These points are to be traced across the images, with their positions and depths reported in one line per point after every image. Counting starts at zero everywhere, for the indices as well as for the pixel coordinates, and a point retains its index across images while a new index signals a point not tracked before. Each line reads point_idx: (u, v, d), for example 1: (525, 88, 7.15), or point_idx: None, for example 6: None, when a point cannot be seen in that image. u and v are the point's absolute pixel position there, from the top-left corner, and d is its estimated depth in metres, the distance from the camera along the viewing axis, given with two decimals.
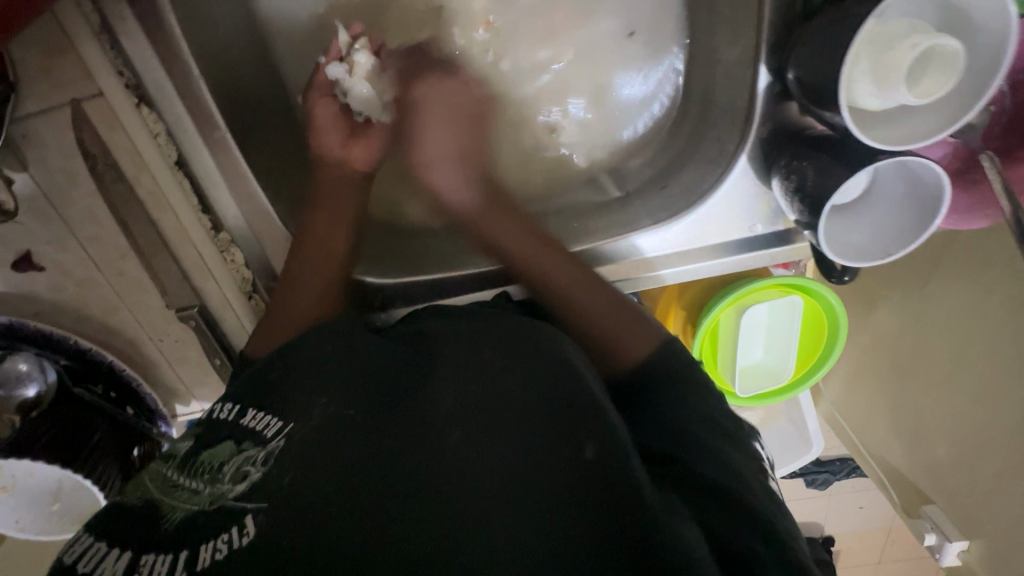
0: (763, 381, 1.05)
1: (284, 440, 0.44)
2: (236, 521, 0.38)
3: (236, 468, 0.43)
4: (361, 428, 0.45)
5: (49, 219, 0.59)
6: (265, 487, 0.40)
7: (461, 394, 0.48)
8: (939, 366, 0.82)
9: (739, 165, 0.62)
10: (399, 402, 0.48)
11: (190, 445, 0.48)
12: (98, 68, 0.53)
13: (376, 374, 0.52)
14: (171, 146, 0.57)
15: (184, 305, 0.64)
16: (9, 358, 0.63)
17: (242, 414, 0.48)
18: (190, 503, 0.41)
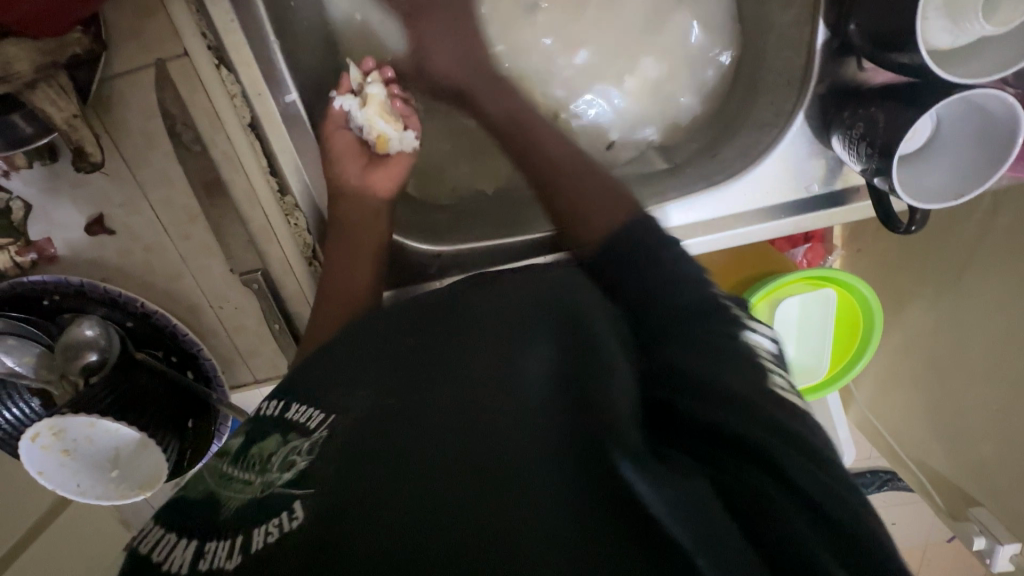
0: (803, 379, 1.03)
1: (328, 431, 0.44)
2: (286, 507, 0.38)
3: (285, 456, 0.44)
4: (387, 417, 0.43)
5: (125, 178, 0.61)
6: (313, 474, 0.40)
7: (466, 370, 0.44)
8: (979, 358, 0.81)
9: (798, 123, 0.63)
10: (425, 380, 0.45)
11: (241, 441, 0.48)
12: (185, 29, 0.56)
13: (411, 352, 0.49)
14: (246, 108, 0.59)
15: (248, 269, 0.65)
16: (76, 322, 0.64)
17: (287, 408, 0.48)
18: (244, 493, 0.42)
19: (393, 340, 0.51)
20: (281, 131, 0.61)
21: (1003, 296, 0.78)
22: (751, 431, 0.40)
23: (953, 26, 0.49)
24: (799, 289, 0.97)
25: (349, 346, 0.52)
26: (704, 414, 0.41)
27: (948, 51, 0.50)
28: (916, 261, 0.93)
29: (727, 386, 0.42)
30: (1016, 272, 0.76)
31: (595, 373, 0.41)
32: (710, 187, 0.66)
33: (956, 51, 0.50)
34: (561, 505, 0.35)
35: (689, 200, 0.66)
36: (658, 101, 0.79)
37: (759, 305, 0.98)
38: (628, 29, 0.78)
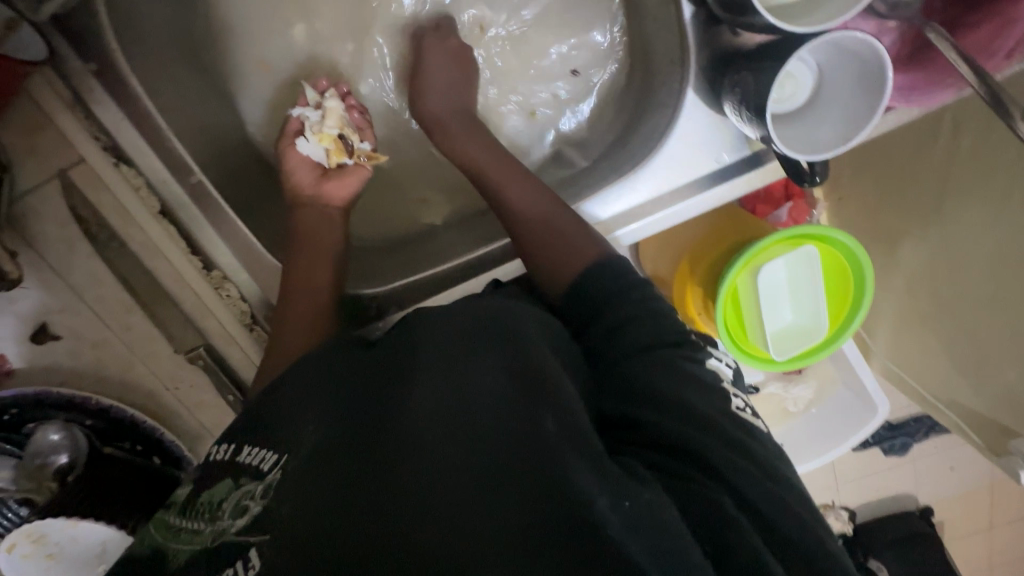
0: (798, 341, 0.96)
1: (280, 471, 0.45)
2: (243, 555, 0.40)
3: (235, 502, 0.45)
4: (340, 450, 0.43)
5: (57, 286, 0.63)
6: (263, 521, 0.41)
7: (425, 385, 0.44)
8: (981, 288, 0.78)
9: (689, 98, 0.63)
10: (380, 405, 0.45)
11: (190, 490, 0.50)
12: (78, 136, 0.59)
13: (359, 380, 0.50)
14: (154, 197, 0.62)
15: (191, 346, 0.67)
16: (42, 430, 0.66)
17: (237, 451, 0.49)
18: (195, 543, 0.44)
19: (353, 369, 0.52)
20: (192, 210, 0.63)
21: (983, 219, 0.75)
22: (709, 443, 0.42)
23: None
24: (776, 252, 0.94)
25: (296, 374, 0.53)
26: (669, 426, 0.43)
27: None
28: (892, 200, 0.90)
29: (679, 390, 0.46)
30: (992, 192, 0.73)
31: (555, 392, 0.42)
32: (623, 176, 0.65)
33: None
34: (518, 517, 0.35)
35: (604, 194, 0.65)
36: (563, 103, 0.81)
37: (741, 274, 0.96)
38: (526, 41, 0.80)
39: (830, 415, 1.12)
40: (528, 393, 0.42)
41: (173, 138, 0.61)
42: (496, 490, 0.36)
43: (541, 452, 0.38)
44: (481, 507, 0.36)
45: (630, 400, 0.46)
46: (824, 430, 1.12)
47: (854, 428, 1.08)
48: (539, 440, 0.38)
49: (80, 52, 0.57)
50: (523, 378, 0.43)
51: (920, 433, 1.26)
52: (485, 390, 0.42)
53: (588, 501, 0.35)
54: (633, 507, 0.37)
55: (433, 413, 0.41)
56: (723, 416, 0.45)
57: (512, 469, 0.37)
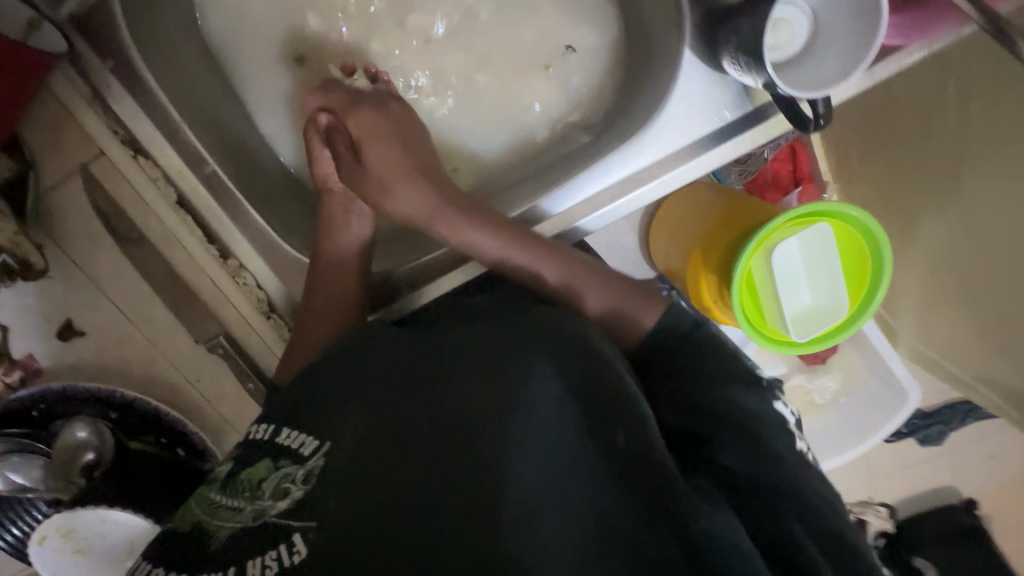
0: (819, 324, 0.90)
1: (322, 459, 0.49)
2: (284, 539, 0.44)
3: (275, 484, 0.49)
4: (395, 444, 0.47)
5: (80, 280, 0.65)
6: (310, 508, 0.46)
7: (490, 389, 0.48)
8: None
9: (686, 58, 0.64)
10: (437, 399, 0.49)
11: (229, 467, 0.53)
12: (98, 131, 0.61)
13: (410, 371, 0.53)
14: (170, 187, 0.64)
15: (210, 335, 0.68)
16: (68, 426, 0.67)
17: (276, 433, 0.53)
18: (233, 521, 0.48)
19: (399, 358, 0.54)
20: (207, 198, 0.64)
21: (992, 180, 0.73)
22: (746, 468, 0.51)
23: None
24: (789, 231, 0.89)
25: (338, 363, 0.56)
26: (723, 451, 0.52)
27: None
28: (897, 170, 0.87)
29: (728, 413, 0.54)
30: None
31: (624, 412, 0.47)
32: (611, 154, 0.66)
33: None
34: (581, 521, 0.42)
35: (608, 160, 0.66)
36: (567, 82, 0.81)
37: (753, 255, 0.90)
38: None
39: (861, 403, 1.09)
40: (591, 411, 0.47)
41: (185, 130, 0.62)
42: (558, 496, 0.43)
43: (601, 468, 0.44)
44: (547, 510, 0.42)
45: (699, 420, 0.55)
46: (860, 420, 1.09)
47: (888, 415, 1.06)
48: (601, 457, 0.45)
49: (96, 50, 0.60)
50: (588, 398, 0.48)
51: (956, 422, 1.17)
52: (552, 405, 0.47)
53: (646, 513, 0.42)
54: (690, 521, 0.42)
55: (500, 420, 0.46)
56: (764, 440, 0.53)
57: (577, 481, 0.44)
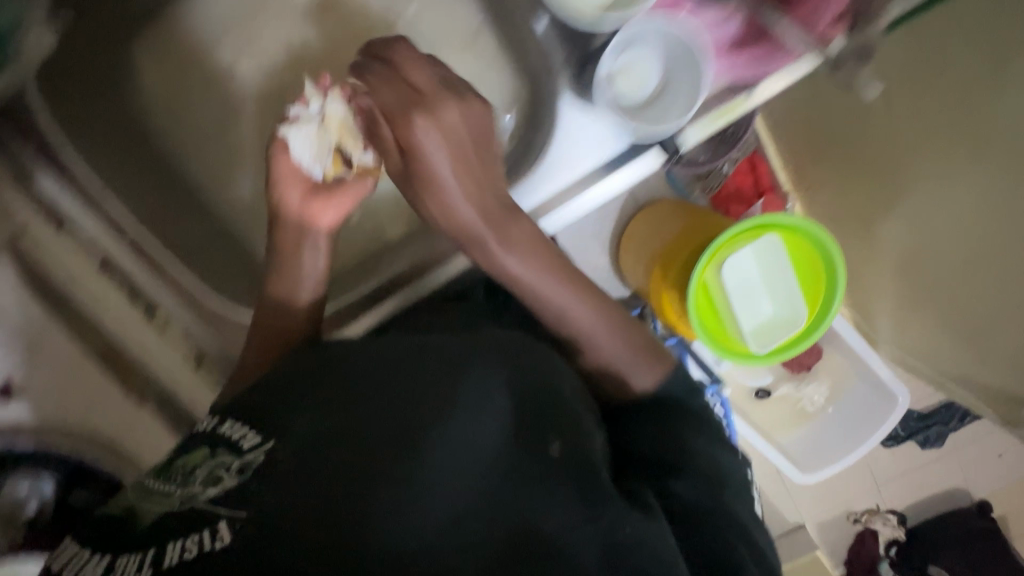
0: (778, 332, 0.92)
1: (261, 452, 0.47)
2: (209, 525, 0.42)
3: (208, 471, 0.47)
4: (333, 436, 0.45)
5: (10, 339, 0.69)
6: (242, 496, 0.43)
7: (436, 390, 0.47)
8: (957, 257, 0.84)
9: (562, 96, 0.68)
10: (375, 398, 0.48)
11: (173, 452, 0.52)
12: (23, 213, 0.69)
13: (362, 369, 0.51)
14: (90, 255, 0.70)
15: (143, 389, 0.73)
16: (9, 483, 0.68)
17: (221, 423, 0.51)
18: (163, 504, 0.46)
19: (357, 357, 0.53)
20: (133, 264, 0.72)
21: (954, 184, 0.82)
22: (684, 489, 0.53)
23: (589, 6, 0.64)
24: (739, 241, 0.92)
25: (291, 368, 0.55)
26: (666, 478, 0.54)
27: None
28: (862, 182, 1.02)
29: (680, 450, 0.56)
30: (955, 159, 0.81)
31: (569, 429, 0.49)
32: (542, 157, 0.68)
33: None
34: (497, 519, 0.42)
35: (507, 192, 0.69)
36: None
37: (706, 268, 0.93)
38: None
39: (852, 409, 1.19)
40: (536, 424, 0.47)
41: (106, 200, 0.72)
42: (486, 497, 0.42)
43: (532, 473, 0.44)
44: (472, 510, 0.41)
45: (657, 455, 0.56)
46: (849, 425, 1.19)
47: (881, 419, 1.15)
48: (534, 463, 0.45)
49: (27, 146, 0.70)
50: (533, 410, 0.48)
51: (952, 422, 1.32)
52: (494, 414, 0.46)
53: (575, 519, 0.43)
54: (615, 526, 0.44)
55: (443, 416, 0.45)
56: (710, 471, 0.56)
57: (508, 484, 0.43)
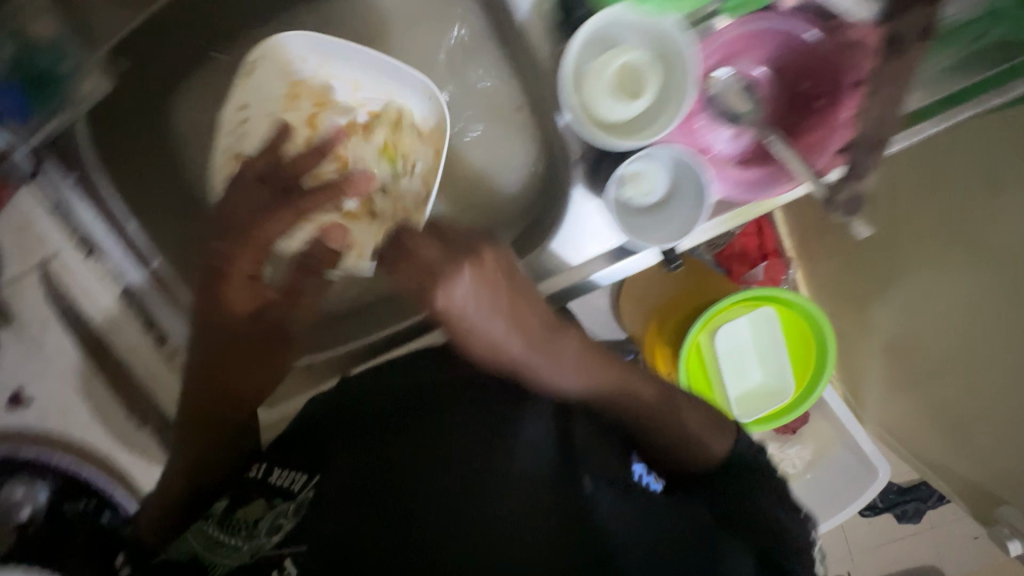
0: (762, 399, 1.14)
1: (310, 490, 0.61)
2: (278, 564, 0.54)
3: (270, 521, 0.60)
4: (361, 502, 0.56)
5: (44, 342, 0.73)
6: (297, 535, 0.56)
7: (459, 473, 0.56)
8: (942, 357, 0.89)
9: (576, 187, 0.67)
10: (392, 500, 0.56)
11: (224, 503, 0.66)
12: (52, 237, 0.70)
13: (384, 431, 0.63)
14: (115, 283, 0.73)
15: (148, 412, 0.76)
16: (8, 486, 0.75)
17: (269, 473, 0.65)
18: (233, 557, 0.58)
19: (383, 415, 0.66)
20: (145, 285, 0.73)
21: (941, 282, 0.85)
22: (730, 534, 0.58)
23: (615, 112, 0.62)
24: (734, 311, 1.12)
25: (344, 410, 0.69)
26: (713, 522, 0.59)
27: (639, 65, 0.63)
28: (856, 267, 1.06)
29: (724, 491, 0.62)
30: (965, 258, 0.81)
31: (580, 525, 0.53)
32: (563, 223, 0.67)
33: (651, 68, 0.62)
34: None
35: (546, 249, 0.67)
36: (495, 166, 0.80)
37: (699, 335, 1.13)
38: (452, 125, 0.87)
39: (829, 475, 1.21)
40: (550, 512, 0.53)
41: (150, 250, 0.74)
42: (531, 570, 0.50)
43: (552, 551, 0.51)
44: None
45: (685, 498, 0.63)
46: (829, 493, 1.21)
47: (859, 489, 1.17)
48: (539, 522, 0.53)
49: (66, 169, 0.70)
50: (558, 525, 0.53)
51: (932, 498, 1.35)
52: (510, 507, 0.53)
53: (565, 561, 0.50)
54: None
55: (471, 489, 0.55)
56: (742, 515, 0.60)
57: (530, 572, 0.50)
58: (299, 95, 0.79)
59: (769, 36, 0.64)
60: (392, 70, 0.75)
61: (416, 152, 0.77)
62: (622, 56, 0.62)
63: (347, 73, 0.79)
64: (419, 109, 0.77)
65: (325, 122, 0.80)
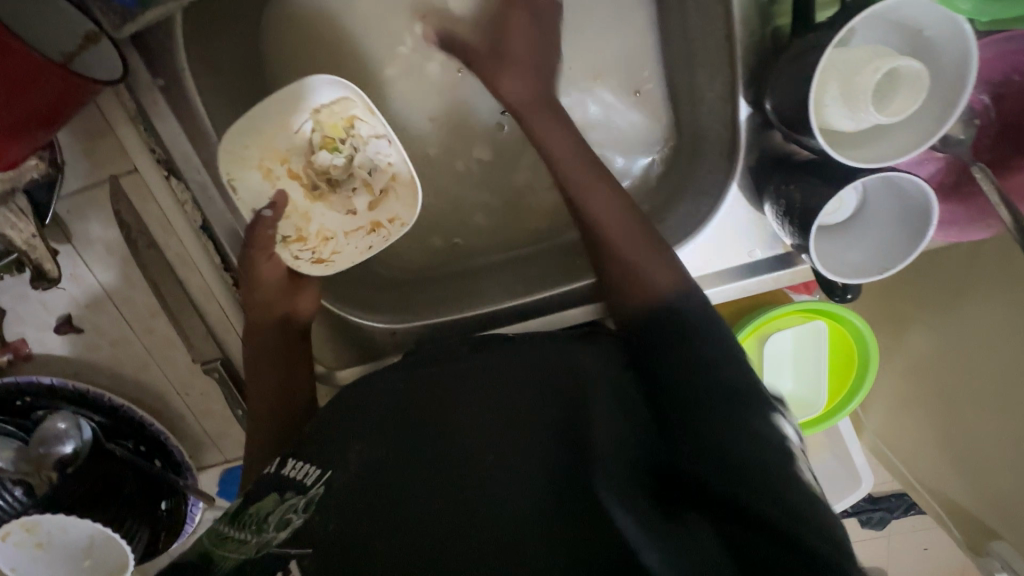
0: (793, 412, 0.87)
1: (323, 488, 0.49)
2: (284, 567, 0.46)
3: (280, 516, 0.49)
4: (384, 435, 0.50)
5: (106, 266, 0.63)
6: (307, 535, 0.47)
7: (481, 415, 0.49)
8: (964, 380, 0.72)
9: (731, 192, 0.63)
10: (410, 431, 0.50)
11: (240, 500, 0.52)
12: (134, 147, 0.59)
13: (425, 377, 0.55)
14: (197, 212, 0.62)
15: (208, 358, 0.66)
16: (50, 417, 0.67)
17: (283, 465, 0.52)
18: (239, 552, 0.48)
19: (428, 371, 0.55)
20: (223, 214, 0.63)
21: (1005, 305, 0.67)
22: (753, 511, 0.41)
23: (851, 113, 0.46)
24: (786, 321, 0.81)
25: (381, 379, 0.56)
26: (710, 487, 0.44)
27: (908, 77, 0.43)
28: (907, 282, 0.82)
29: (745, 470, 0.43)
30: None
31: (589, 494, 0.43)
32: (693, 232, 0.64)
33: (928, 80, 0.43)
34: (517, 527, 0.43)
35: None
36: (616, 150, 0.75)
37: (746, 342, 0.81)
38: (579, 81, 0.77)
39: None
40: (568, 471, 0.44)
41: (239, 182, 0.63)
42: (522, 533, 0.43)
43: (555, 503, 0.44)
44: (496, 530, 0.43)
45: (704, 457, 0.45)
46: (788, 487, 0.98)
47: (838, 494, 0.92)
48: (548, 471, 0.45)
49: (151, 68, 0.59)
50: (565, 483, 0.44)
51: (900, 510, 1.22)
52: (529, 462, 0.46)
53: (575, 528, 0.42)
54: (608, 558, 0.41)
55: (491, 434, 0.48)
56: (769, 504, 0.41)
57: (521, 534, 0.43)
58: (312, 235, 0.69)
59: (1000, 60, 0.56)
60: (293, 92, 0.63)
61: (376, 136, 0.66)
62: (889, 59, 0.43)
63: (271, 120, 0.64)
64: (332, 102, 0.65)
65: (305, 172, 0.68)
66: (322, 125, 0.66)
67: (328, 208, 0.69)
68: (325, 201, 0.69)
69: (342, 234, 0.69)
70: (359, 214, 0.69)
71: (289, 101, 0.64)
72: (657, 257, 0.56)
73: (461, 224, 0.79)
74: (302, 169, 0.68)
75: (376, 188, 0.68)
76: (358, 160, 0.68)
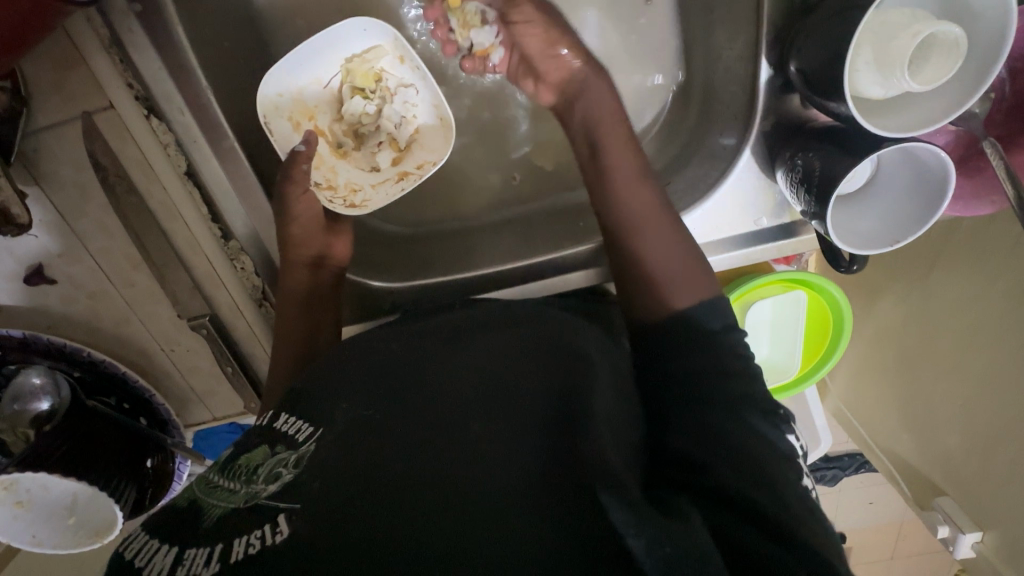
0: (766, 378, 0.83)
1: (315, 443, 0.43)
2: (270, 519, 0.36)
3: (270, 469, 0.41)
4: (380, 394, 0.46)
5: (79, 211, 0.58)
6: (298, 487, 0.38)
7: (476, 379, 0.45)
8: (924, 340, 0.71)
9: (744, 158, 0.61)
10: (404, 390, 0.46)
11: (228, 454, 0.45)
12: (109, 81, 0.54)
13: (420, 344, 0.52)
14: (181, 156, 0.58)
15: (196, 314, 0.63)
16: (22, 372, 0.63)
17: (275, 419, 0.47)
18: (225, 502, 0.39)
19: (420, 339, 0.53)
20: (210, 160, 0.59)
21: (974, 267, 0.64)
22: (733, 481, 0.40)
23: (883, 79, 0.46)
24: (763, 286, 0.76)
25: (377, 342, 0.54)
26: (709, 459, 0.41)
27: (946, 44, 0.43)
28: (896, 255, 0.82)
29: (736, 445, 0.42)
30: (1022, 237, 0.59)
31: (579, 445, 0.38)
32: (704, 200, 0.62)
33: (966, 48, 0.42)
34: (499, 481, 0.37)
35: None
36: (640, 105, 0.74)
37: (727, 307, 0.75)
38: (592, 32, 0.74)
39: None
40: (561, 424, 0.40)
41: (226, 126, 0.58)
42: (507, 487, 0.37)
43: (543, 457, 0.38)
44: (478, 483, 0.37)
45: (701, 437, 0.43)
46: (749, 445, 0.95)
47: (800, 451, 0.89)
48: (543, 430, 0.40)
49: None
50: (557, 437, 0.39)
51: (852, 467, 1.26)
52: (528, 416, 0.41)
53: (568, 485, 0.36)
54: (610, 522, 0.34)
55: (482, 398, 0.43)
56: (764, 478, 0.40)
57: (505, 490, 0.36)
58: (340, 186, 0.68)
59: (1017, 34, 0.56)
60: (328, 37, 0.64)
61: (403, 85, 0.69)
62: (929, 24, 0.43)
63: (303, 73, 0.66)
64: (364, 51, 0.67)
65: (330, 130, 0.69)
66: (350, 74, 0.67)
67: (353, 164, 0.70)
68: (352, 155, 0.70)
69: (370, 186, 0.69)
70: (386, 166, 0.70)
71: (320, 50, 0.65)
72: (663, 215, 0.56)
73: (461, 185, 0.77)
74: (330, 124, 0.69)
75: (405, 137, 0.70)
76: (385, 110, 0.69)
